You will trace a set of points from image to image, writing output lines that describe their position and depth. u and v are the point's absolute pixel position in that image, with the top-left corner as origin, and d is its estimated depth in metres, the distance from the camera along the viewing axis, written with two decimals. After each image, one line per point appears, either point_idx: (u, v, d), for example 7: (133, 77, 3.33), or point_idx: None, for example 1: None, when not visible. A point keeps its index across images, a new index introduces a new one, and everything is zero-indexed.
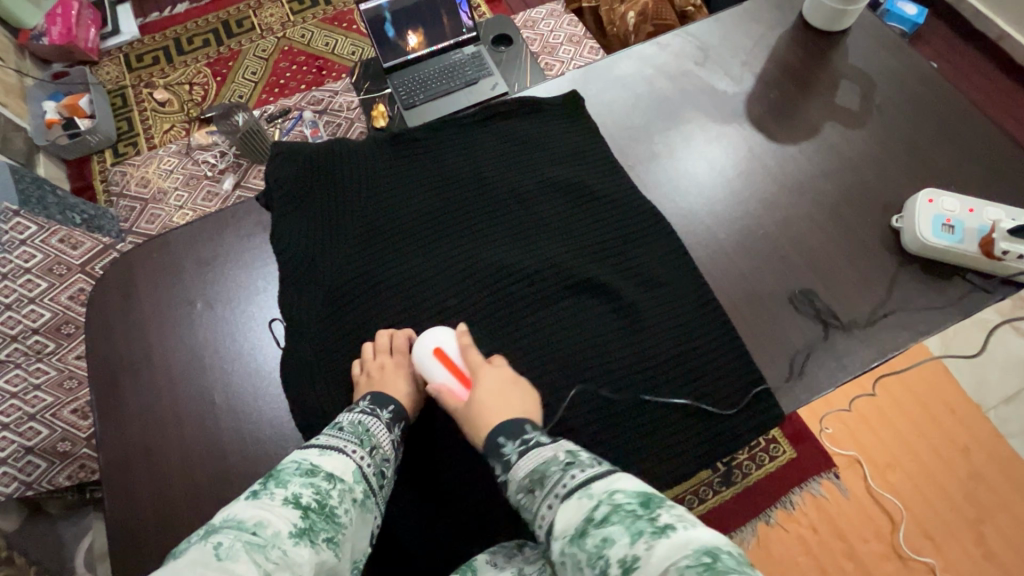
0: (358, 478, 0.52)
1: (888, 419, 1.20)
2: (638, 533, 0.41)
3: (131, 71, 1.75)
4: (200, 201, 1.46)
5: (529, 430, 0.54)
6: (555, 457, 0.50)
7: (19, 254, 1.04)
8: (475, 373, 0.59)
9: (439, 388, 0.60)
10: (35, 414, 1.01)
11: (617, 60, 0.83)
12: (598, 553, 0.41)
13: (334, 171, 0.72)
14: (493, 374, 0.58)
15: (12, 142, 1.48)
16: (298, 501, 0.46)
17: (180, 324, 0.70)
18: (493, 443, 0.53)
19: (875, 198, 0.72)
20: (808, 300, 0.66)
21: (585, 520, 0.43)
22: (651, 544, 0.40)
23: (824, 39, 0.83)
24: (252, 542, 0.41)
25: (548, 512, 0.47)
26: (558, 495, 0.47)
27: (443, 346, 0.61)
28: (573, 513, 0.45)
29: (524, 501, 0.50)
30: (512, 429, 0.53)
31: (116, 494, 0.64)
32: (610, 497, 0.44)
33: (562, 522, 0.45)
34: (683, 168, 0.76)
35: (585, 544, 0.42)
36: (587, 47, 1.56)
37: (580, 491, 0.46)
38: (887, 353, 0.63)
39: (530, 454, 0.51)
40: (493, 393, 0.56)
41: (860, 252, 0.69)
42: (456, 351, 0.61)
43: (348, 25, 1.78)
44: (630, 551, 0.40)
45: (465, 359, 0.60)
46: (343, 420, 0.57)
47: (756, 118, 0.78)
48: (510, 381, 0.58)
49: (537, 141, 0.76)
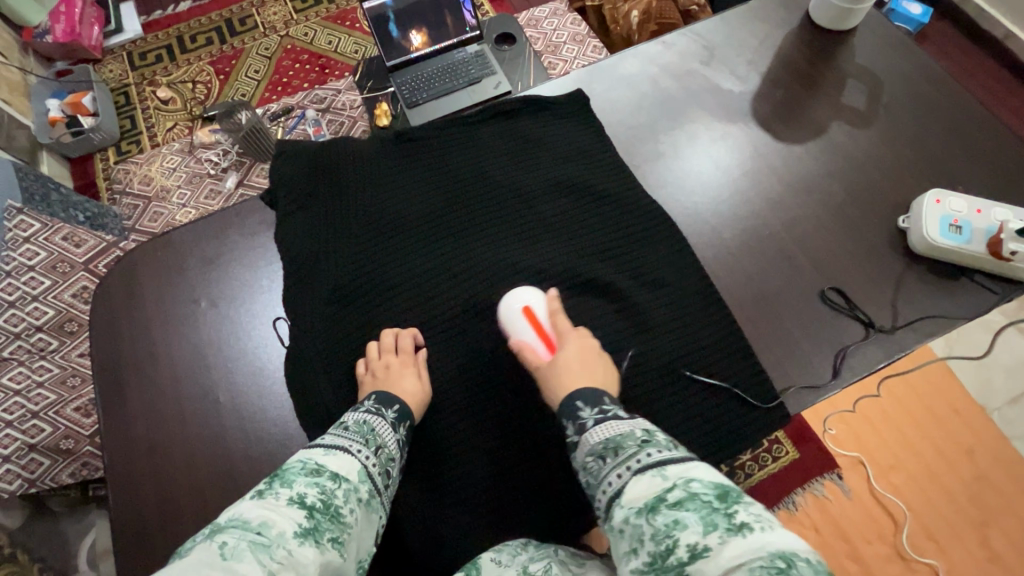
0: (363, 478, 0.52)
1: (892, 421, 1.19)
2: (712, 525, 0.40)
3: (134, 69, 1.75)
4: (203, 200, 1.46)
5: (608, 401, 0.54)
6: (632, 433, 0.50)
7: (24, 252, 1.05)
8: (562, 337, 0.60)
9: (521, 343, 0.61)
10: (39, 411, 1.02)
11: (622, 59, 0.83)
12: (667, 533, 0.41)
13: (339, 169, 0.72)
14: (580, 341, 0.60)
15: (15, 140, 1.48)
16: (303, 500, 0.46)
17: (184, 322, 0.70)
18: (571, 405, 0.55)
19: (881, 198, 0.72)
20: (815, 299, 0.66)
21: (658, 498, 0.43)
22: (724, 539, 0.39)
23: (830, 39, 0.82)
24: (256, 542, 0.41)
25: (616, 481, 0.47)
26: (631, 467, 0.47)
27: (532, 306, 0.62)
28: (645, 488, 0.45)
29: (591, 466, 0.50)
30: (592, 397, 0.54)
31: (120, 492, 0.64)
32: (686, 485, 0.44)
33: (631, 494, 0.45)
34: (689, 168, 0.75)
35: (654, 520, 0.42)
36: (590, 46, 1.55)
37: (655, 470, 0.46)
38: (894, 354, 0.63)
39: (605, 423, 0.52)
40: (577, 358, 0.58)
41: (867, 252, 0.68)
42: (546, 313, 0.62)
43: (351, 23, 1.78)
44: (701, 540, 0.40)
45: (553, 323, 0.62)
46: (347, 420, 0.57)
47: (762, 117, 0.78)
48: (593, 351, 0.59)
49: (542, 140, 0.75)
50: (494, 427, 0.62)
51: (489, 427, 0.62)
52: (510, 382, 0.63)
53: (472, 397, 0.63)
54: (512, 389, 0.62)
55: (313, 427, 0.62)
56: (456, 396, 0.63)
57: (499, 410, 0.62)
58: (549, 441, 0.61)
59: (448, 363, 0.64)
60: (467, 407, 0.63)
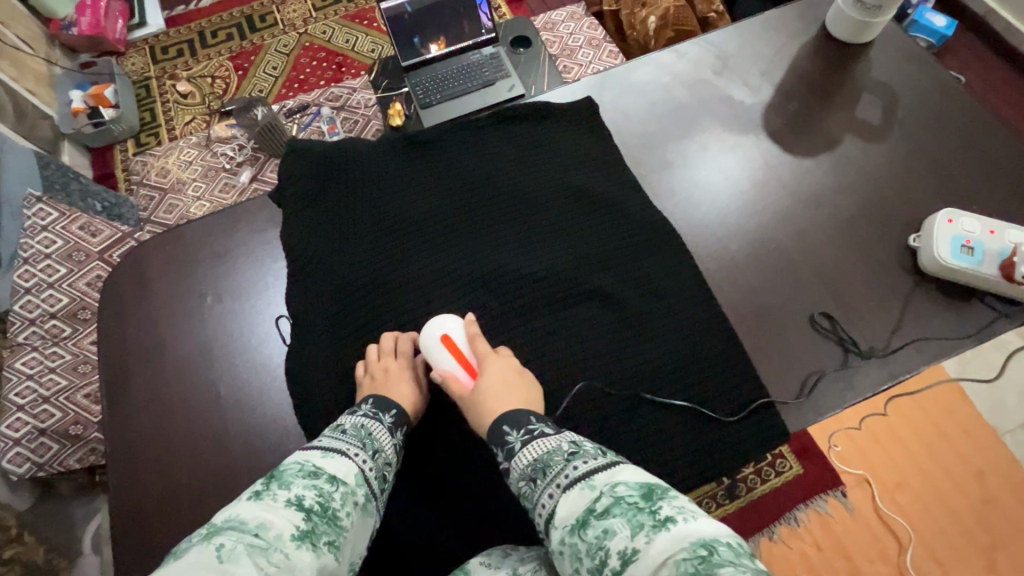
0: (360, 482, 0.52)
1: (900, 440, 1.17)
2: (639, 526, 0.40)
3: (156, 62, 1.78)
4: (217, 193, 1.48)
5: (533, 419, 0.54)
6: (560, 448, 0.49)
7: (42, 240, 1.10)
8: (482, 362, 0.59)
9: (446, 374, 0.59)
10: (50, 396, 1.03)
11: (634, 67, 0.82)
12: (599, 546, 0.41)
13: (346, 169, 0.72)
14: (498, 366, 0.58)
15: (39, 129, 1.52)
16: (301, 503, 0.46)
17: (190, 316, 0.71)
18: (498, 430, 0.53)
19: (893, 216, 0.70)
20: (810, 318, 0.65)
21: (587, 511, 0.43)
22: (650, 537, 0.39)
23: (846, 51, 0.81)
24: (253, 545, 0.41)
25: (549, 501, 0.46)
26: (560, 485, 0.46)
27: (449, 333, 0.61)
28: (575, 503, 0.44)
29: (526, 490, 0.49)
30: (517, 422, 0.53)
31: (122, 480, 0.65)
32: (613, 490, 0.44)
33: (564, 512, 0.45)
34: (698, 178, 0.75)
35: (585, 535, 0.42)
36: (606, 51, 1.54)
37: (583, 482, 0.45)
38: (900, 375, 0.62)
39: (534, 443, 0.51)
40: (500, 381, 0.56)
41: (876, 270, 0.67)
42: (466, 339, 0.61)
43: (369, 22, 1.79)
44: (630, 544, 0.40)
45: (472, 348, 0.60)
46: (345, 424, 0.57)
47: (774, 129, 0.77)
48: (516, 372, 0.58)
49: (550, 146, 0.75)
50: None
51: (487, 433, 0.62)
52: None
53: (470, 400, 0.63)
54: None
55: (311, 424, 0.63)
56: (454, 398, 0.63)
57: None
58: None
59: None
60: (465, 411, 0.63)
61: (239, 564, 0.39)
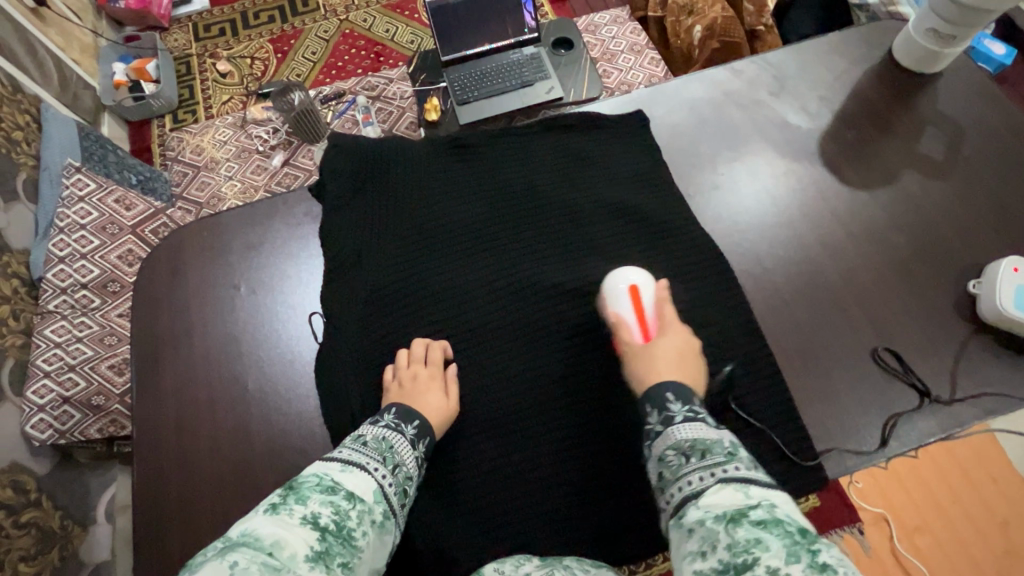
0: (378, 498, 0.51)
1: (926, 482, 1.14)
2: (795, 556, 0.38)
3: (198, 40, 1.79)
4: (249, 174, 1.47)
5: (697, 403, 0.54)
6: (721, 442, 0.49)
7: (79, 211, 1.12)
8: (666, 328, 0.60)
9: (621, 319, 0.60)
10: (75, 365, 1.03)
11: (687, 82, 0.80)
12: (745, 548, 0.40)
13: (389, 169, 0.71)
14: (678, 337, 0.59)
15: (81, 100, 1.54)
16: (316, 521, 0.45)
17: (223, 306, 0.71)
18: (660, 394, 0.54)
19: (952, 258, 0.67)
20: (874, 351, 0.63)
21: (739, 512, 0.43)
22: (808, 572, 0.37)
23: (911, 80, 0.78)
24: (267, 565, 0.41)
25: (697, 482, 0.47)
26: (715, 475, 0.47)
27: (640, 288, 0.61)
28: (728, 497, 0.44)
29: (670, 461, 0.50)
30: (686, 395, 0.54)
31: (147, 466, 0.66)
32: (770, 508, 0.43)
33: (712, 500, 0.45)
34: (747, 204, 0.72)
35: (734, 530, 0.41)
36: (647, 57, 1.51)
37: (740, 485, 0.45)
38: (950, 429, 0.59)
39: (692, 424, 0.51)
40: (679, 352, 0.58)
41: (930, 315, 0.64)
42: (653, 298, 0.61)
43: (410, 13, 1.79)
44: (782, 566, 0.38)
45: (657, 310, 0.61)
46: (365, 434, 0.56)
47: (830, 158, 0.74)
48: (693, 350, 0.59)
49: (596, 159, 0.73)
50: (518, 453, 0.60)
51: (516, 450, 0.60)
52: (538, 405, 0.61)
53: (499, 415, 0.62)
54: (540, 415, 0.61)
55: (336, 425, 0.62)
56: (484, 412, 0.62)
57: (526, 432, 0.61)
58: (573, 474, 0.59)
59: (477, 380, 0.63)
60: (490, 428, 0.61)
61: None
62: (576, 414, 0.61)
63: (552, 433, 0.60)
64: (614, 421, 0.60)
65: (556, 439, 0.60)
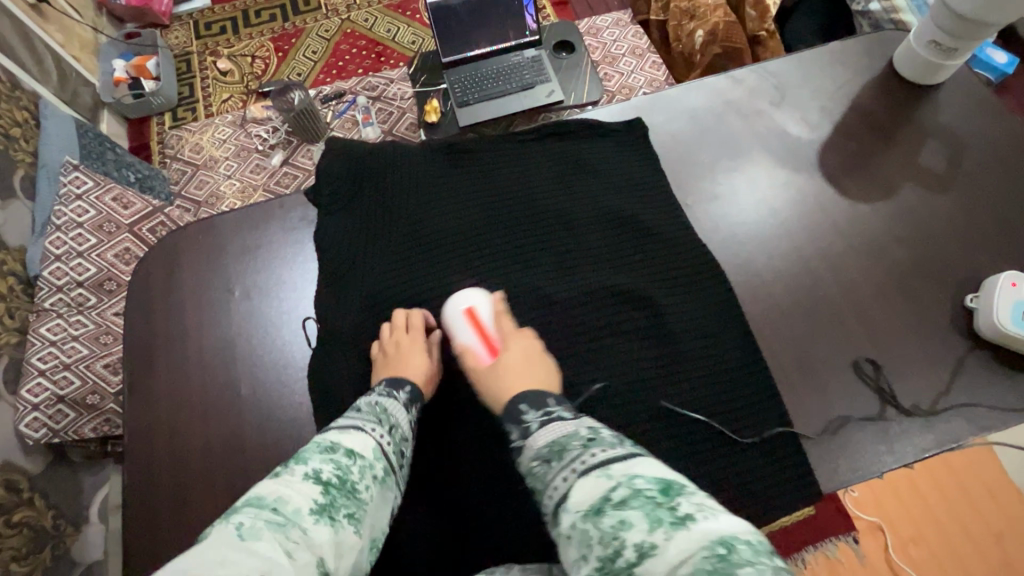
0: (378, 455, 0.50)
1: (922, 493, 1.14)
2: (657, 520, 0.36)
3: (198, 38, 1.79)
4: (248, 173, 1.47)
5: (551, 401, 0.52)
6: (577, 434, 0.46)
7: (76, 208, 1.12)
8: (506, 339, 0.59)
9: (465, 346, 0.60)
10: (70, 363, 1.02)
11: (686, 90, 0.80)
12: (613, 534, 0.37)
13: (386, 174, 0.71)
14: (520, 344, 0.59)
15: (80, 97, 1.54)
16: (319, 476, 0.44)
17: (216, 310, 0.71)
18: (515, 408, 0.52)
19: (951, 272, 0.67)
20: (856, 363, 0.63)
21: (602, 499, 0.39)
22: (668, 534, 0.35)
23: (912, 92, 0.78)
24: (273, 520, 0.39)
25: (561, 484, 0.43)
26: (575, 470, 0.43)
27: (476, 308, 0.61)
28: (589, 489, 0.41)
29: (537, 471, 0.46)
30: (536, 400, 0.52)
31: (138, 470, 0.65)
32: (631, 480, 0.40)
33: (577, 497, 0.41)
34: (745, 214, 0.72)
35: (600, 522, 0.38)
36: (649, 61, 1.50)
37: (600, 470, 0.42)
38: (946, 445, 0.59)
39: (548, 426, 0.49)
40: (522, 358, 0.57)
41: (928, 330, 0.64)
42: (490, 314, 0.61)
43: (411, 14, 1.78)
44: (647, 538, 0.36)
45: (496, 325, 0.61)
46: (359, 403, 0.56)
47: (829, 169, 0.74)
48: (539, 352, 0.58)
49: (595, 167, 0.73)
50: (511, 463, 0.59)
51: (509, 462, 0.59)
52: None
53: (493, 427, 0.61)
54: None
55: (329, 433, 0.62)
56: (478, 425, 0.61)
57: None
58: None
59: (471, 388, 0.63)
60: (482, 437, 0.61)
61: (261, 540, 0.37)
62: None
63: None
64: None
65: None
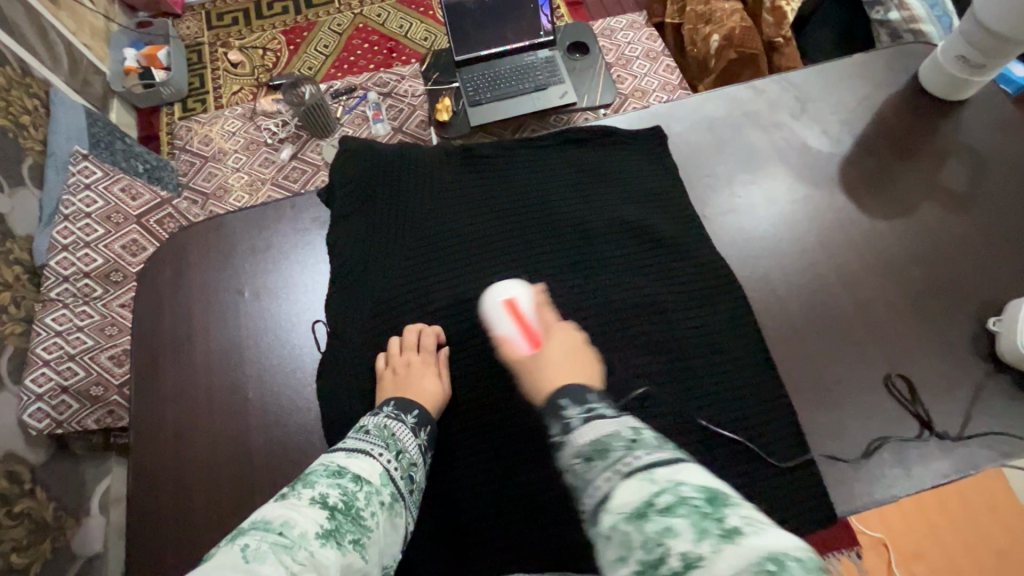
0: (385, 481, 0.49)
1: (948, 520, 1.11)
2: (703, 532, 0.33)
3: (210, 29, 1.78)
4: (257, 167, 1.46)
5: (592, 397, 0.47)
6: (620, 433, 0.41)
7: (84, 198, 1.11)
8: (547, 330, 0.57)
9: (504, 336, 0.59)
10: (75, 354, 1.01)
11: (706, 98, 0.79)
12: (658, 541, 0.34)
13: (400, 177, 0.70)
14: (563, 334, 0.55)
15: (91, 85, 1.53)
16: (325, 501, 0.43)
17: (226, 310, 0.70)
18: (555, 403, 0.47)
19: (972, 294, 0.65)
20: (885, 378, 0.62)
21: (646, 503, 0.36)
22: (718, 546, 0.32)
23: (936, 107, 0.76)
24: (278, 543, 0.38)
25: (602, 486, 0.39)
26: (619, 471, 0.39)
27: (516, 299, 0.61)
28: (634, 491, 0.37)
29: (577, 468, 0.42)
30: (578, 395, 0.47)
31: (143, 470, 0.65)
32: (677, 487, 0.36)
33: (619, 500, 0.37)
34: (763, 228, 0.71)
35: (643, 527, 0.35)
36: (663, 65, 1.49)
37: (644, 473, 0.38)
38: (964, 471, 0.58)
39: (592, 422, 0.43)
40: (562, 350, 0.54)
41: (948, 354, 0.63)
42: (532, 306, 0.61)
43: (425, 10, 1.77)
44: (694, 549, 0.33)
45: (535, 315, 0.60)
46: (367, 424, 0.55)
47: (850, 185, 0.73)
48: (580, 344, 0.55)
49: (612, 176, 0.72)
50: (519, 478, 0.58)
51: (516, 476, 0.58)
52: None
53: (501, 440, 0.60)
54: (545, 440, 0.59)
55: (334, 439, 0.61)
56: (487, 438, 0.60)
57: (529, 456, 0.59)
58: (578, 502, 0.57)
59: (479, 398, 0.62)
60: (491, 450, 0.59)
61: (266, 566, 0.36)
62: None
63: None
64: None
65: None
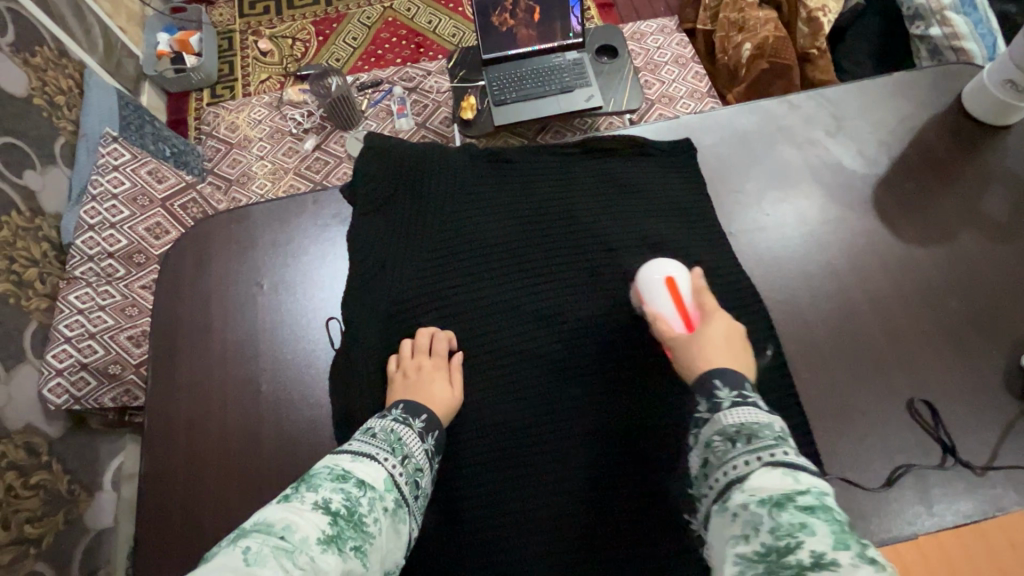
0: (389, 486, 0.49)
1: None
2: (843, 544, 0.35)
3: (242, 16, 1.79)
4: (280, 155, 1.47)
5: (748, 387, 0.50)
6: (772, 426, 0.45)
7: (112, 179, 1.13)
8: (707, 316, 0.57)
9: (659, 313, 0.59)
10: (95, 333, 1.03)
11: (739, 112, 0.77)
12: (789, 532, 0.36)
13: (424, 177, 0.70)
14: (722, 322, 0.56)
15: (123, 68, 1.56)
16: (328, 506, 0.43)
17: (244, 302, 0.71)
18: (708, 381, 0.51)
19: (1007, 329, 0.63)
20: (911, 404, 0.60)
21: (787, 496, 0.39)
22: (857, 561, 0.34)
23: (981, 132, 0.73)
24: (279, 548, 0.38)
25: (742, 467, 0.43)
26: (762, 458, 0.43)
27: (675, 279, 0.59)
28: (775, 481, 0.41)
29: (716, 445, 0.46)
30: (736, 381, 0.50)
31: (154, 456, 0.65)
32: (821, 496, 0.39)
33: (758, 483, 0.41)
34: (791, 249, 0.69)
35: (778, 515, 0.38)
36: (692, 71, 1.46)
37: (788, 470, 0.41)
38: (989, 512, 0.56)
39: (742, 408, 0.48)
40: (725, 339, 0.55)
41: (979, 390, 0.61)
42: (689, 288, 0.59)
43: (454, 6, 1.77)
44: (828, 552, 0.34)
45: (696, 299, 0.59)
46: (374, 426, 0.55)
47: (885, 209, 0.70)
48: (739, 336, 0.56)
49: (638, 187, 0.71)
50: (525, 487, 0.58)
51: (520, 483, 0.58)
52: (551, 438, 0.60)
53: (509, 447, 0.59)
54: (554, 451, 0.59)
55: (343, 438, 0.61)
56: (497, 440, 0.60)
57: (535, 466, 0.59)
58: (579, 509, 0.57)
59: (490, 405, 0.61)
60: (498, 457, 0.59)
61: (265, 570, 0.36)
62: (591, 454, 0.59)
63: (563, 471, 0.58)
64: (626, 463, 0.58)
65: (567, 477, 0.58)
